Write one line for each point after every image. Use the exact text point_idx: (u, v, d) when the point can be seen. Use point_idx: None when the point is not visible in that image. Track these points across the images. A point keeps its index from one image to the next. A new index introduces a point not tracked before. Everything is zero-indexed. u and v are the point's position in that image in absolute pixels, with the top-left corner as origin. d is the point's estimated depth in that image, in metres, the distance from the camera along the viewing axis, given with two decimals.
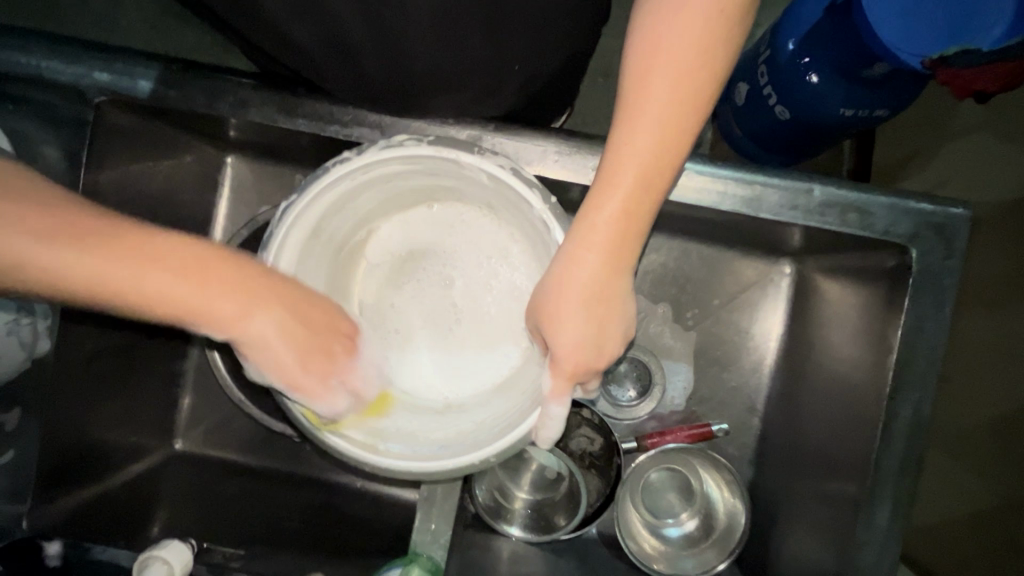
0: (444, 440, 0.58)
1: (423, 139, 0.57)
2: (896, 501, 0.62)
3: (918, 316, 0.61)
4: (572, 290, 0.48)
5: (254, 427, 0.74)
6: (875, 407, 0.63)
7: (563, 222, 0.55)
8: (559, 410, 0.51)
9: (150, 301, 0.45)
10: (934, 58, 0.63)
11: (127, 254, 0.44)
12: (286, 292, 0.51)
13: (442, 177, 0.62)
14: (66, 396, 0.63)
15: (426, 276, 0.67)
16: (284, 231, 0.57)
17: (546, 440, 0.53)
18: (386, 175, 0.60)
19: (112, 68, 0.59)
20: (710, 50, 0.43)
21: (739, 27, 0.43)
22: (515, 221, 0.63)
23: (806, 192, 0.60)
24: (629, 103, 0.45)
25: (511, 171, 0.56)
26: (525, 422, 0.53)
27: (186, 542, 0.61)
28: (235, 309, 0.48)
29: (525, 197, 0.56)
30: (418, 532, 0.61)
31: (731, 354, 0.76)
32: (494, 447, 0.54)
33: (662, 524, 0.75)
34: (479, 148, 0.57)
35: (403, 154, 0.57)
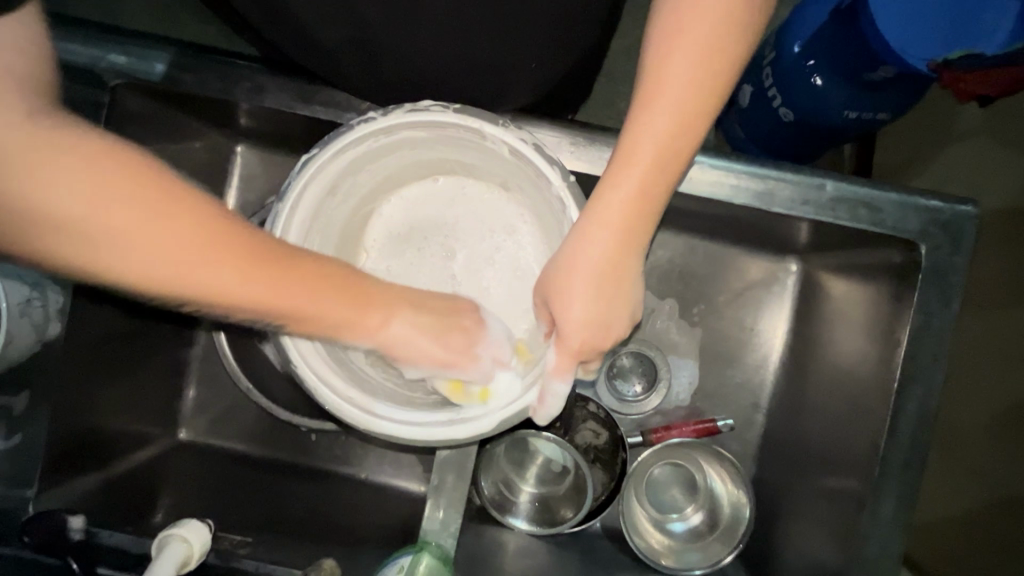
0: (436, 404, 0.58)
1: (449, 106, 0.57)
2: (902, 496, 0.63)
3: (925, 312, 0.61)
4: (583, 266, 0.49)
5: (261, 416, 0.75)
6: (880, 402, 0.64)
7: (579, 201, 0.55)
8: (562, 387, 0.52)
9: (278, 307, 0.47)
10: (939, 62, 0.64)
11: (169, 224, 0.42)
12: (351, 279, 0.51)
13: (461, 152, 0.62)
14: (74, 380, 0.62)
15: (429, 249, 0.67)
16: (302, 181, 0.57)
17: (544, 418, 0.53)
18: (408, 139, 0.60)
19: (128, 51, 0.59)
20: (728, 37, 0.44)
21: (758, 15, 0.44)
22: (528, 198, 0.63)
23: (818, 187, 0.61)
24: (649, 84, 0.45)
25: (533, 145, 0.56)
26: (526, 397, 0.55)
27: (205, 521, 0.61)
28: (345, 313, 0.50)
29: (544, 171, 0.56)
30: (427, 520, 0.61)
31: (737, 350, 0.77)
32: (488, 418, 0.54)
33: (666, 520, 0.75)
34: (503, 121, 0.57)
35: (424, 118, 0.57)
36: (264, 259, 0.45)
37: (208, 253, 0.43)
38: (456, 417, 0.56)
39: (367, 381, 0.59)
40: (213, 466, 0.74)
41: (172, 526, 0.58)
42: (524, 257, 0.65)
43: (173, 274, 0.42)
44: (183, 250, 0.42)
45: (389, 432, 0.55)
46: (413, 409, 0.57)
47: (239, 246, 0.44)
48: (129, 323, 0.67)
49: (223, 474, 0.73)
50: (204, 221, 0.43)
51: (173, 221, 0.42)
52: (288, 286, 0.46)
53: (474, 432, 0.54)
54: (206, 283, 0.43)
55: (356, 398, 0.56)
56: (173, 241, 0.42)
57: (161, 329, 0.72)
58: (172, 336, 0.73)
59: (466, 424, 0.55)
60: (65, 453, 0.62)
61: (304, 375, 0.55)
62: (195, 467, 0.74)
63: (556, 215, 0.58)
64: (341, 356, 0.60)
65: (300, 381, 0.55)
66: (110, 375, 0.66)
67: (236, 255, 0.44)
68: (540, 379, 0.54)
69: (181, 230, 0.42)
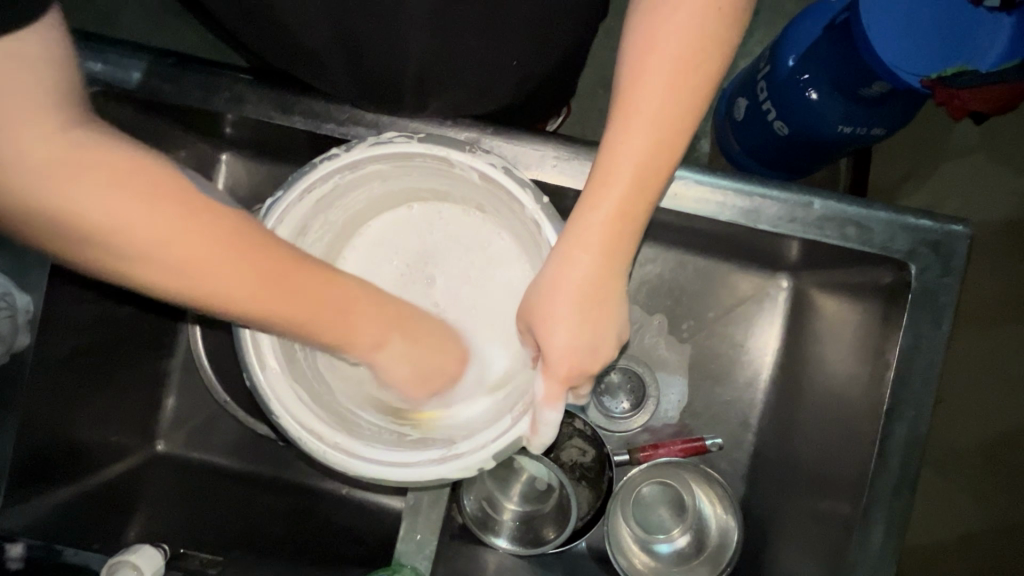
0: (430, 441, 0.56)
1: (413, 136, 0.57)
2: (892, 523, 0.61)
3: (915, 333, 0.60)
4: (565, 290, 0.47)
5: (240, 428, 0.74)
6: (871, 425, 0.63)
7: (554, 221, 0.54)
8: (553, 417, 0.50)
9: (297, 323, 0.45)
10: (933, 79, 0.63)
11: (191, 217, 0.41)
12: (357, 304, 0.49)
13: (435, 178, 0.62)
14: (49, 392, 0.61)
15: (418, 282, 0.66)
16: (270, 226, 0.56)
17: (539, 448, 0.51)
18: (374, 174, 0.60)
19: (106, 60, 0.59)
20: (702, 50, 0.43)
21: (733, 29, 0.43)
22: (505, 221, 0.62)
23: (806, 205, 0.60)
24: (621, 104, 0.45)
25: (502, 168, 0.56)
26: (519, 427, 0.52)
27: (158, 547, 0.59)
28: (366, 332, 0.50)
29: (516, 194, 0.56)
30: (402, 541, 0.59)
31: (725, 367, 0.75)
32: (489, 450, 0.52)
33: (653, 540, 0.73)
34: (470, 146, 0.57)
35: (389, 151, 0.57)
36: (274, 269, 0.44)
37: (220, 254, 0.41)
38: (449, 452, 0.53)
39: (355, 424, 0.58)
40: (191, 480, 0.73)
41: (122, 552, 0.57)
42: (508, 284, 0.64)
43: (179, 267, 0.40)
44: (193, 247, 0.40)
45: (383, 475, 0.52)
46: (401, 446, 0.55)
47: (253, 251, 0.43)
48: (106, 332, 0.66)
49: (201, 489, 0.72)
50: (228, 222, 0.42)
51: (199, 218, 0.41)
52: (284, 303, 0.44)
53: (472, 467, 0.52)
54: (210, 282, 0.41)
55: (344, 443, 0.54)
56: (184, 235, 0.40)
57: (141, 339, 0.71)
58: (152, 345, 0.72)
59: (456, 461, 0.52)
60: (36, 465, 0.61)
61: (290, 426, 0.54)
62: (173, 480, 0.73)
63: (533, 236, 0.57)
64: (326, 405, 0.58)
65: (287, 434, 0.54)
66: (88, 384, 0.65)
67: (252, 260, 0.42)
68: (531, 408, 0.52)
69: (203, 226, 0.41)
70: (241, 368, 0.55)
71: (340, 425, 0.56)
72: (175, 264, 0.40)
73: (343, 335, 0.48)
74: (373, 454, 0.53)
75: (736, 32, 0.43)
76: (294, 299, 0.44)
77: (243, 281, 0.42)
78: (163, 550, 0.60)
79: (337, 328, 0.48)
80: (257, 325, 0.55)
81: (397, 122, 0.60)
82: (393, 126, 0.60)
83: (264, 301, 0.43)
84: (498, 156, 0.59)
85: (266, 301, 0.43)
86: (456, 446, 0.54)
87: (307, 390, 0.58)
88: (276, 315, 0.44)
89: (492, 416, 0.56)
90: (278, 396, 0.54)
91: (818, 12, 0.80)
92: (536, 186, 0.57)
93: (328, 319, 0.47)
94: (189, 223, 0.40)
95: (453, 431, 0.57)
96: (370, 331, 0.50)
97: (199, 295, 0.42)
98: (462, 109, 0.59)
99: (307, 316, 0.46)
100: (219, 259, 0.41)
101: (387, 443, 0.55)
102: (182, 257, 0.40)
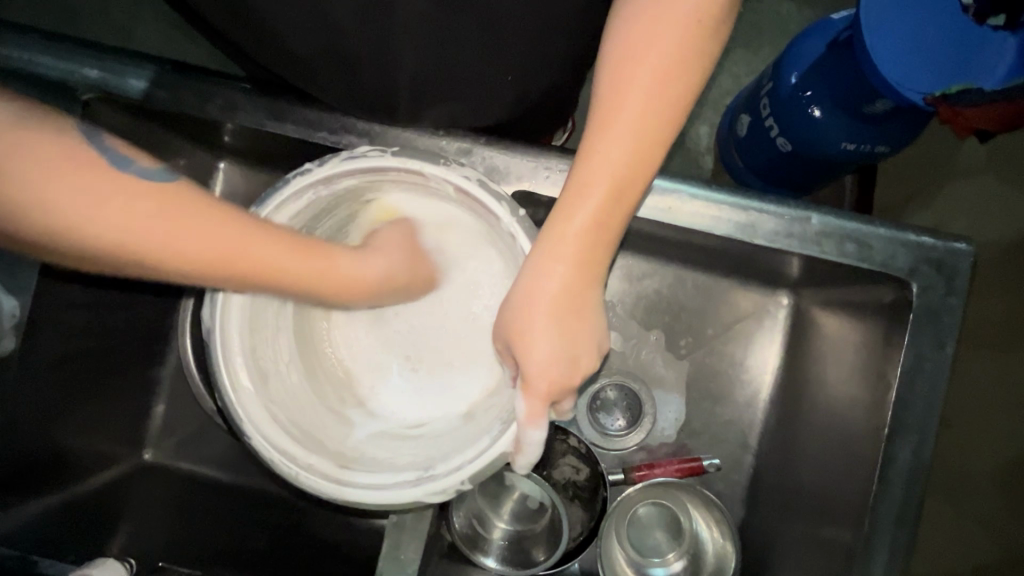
0: (407, 464, 0.55)
1: (386, 151, 0.56)
2: (895, 553, 0.58)
3: (918, 355, 0.58)
4: (540, 302, 0.46)
5: (231, 443, 0.73)
6: (872, 449, 0.61)
7: (531, 234, 0.54)
8: (536, 434, 0.49)
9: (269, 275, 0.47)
10: (937, 96, 0.62)
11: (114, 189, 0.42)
12: (290, 263, 0.47)
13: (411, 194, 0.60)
14: (35, 399, 0.61)
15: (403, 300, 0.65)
16: None
17: (524, 466, 0.50)
18: (350, 193, 0.59)
19: (105, 66, 0.59)
20: (684, 60, 0.42)
21: (721, 39, 0.43)
22: (483, 235, 0.60)
23: (803, 220, 0.59)
24: (600, 116, 0.44)
25: (476, 182, 0.55)
26: (497, 447, 0.50)
27: (123, 563, 0.58)
28: (341, 278, 0.51)
29: (491, 208, 0.55)
30: (385, 559, 0.58)
31: (724, 386, 0.74)
32: (464, 472, 0.50)
33: (649, 564, 0.71)
34: (444, 160, 0.56)
35: (362, 165, 0.56)
36: (206, 236, 0.44)
37: (145, 227, 0.42)
38: (424, 474, 0.52)
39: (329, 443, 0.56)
40: (178, 489, 0.72)
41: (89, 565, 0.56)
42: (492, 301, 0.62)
43: (108, 243, 0.41)
44: (136, 215, 0.42)
45: (359, 499, 0.51)
46: (378, 469, 0.54)
47: (186, 219, 0.43)
48: (98, 339, 0.66)
49: (189, 497, 0.72)
50: (178, 195, 0.44)
51: (121, 194, 0.42)
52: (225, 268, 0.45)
53: (448, 490, 0.50)
54: (132, 250, 0.42)
55: (317, 466, 0.53)
56: (113, 212, 0.41)
57: (130, 346, 0.70)
58: (142, 351, 0.72)
59: (428, 485, 0.51)
60: (18, 469, 0.60)
61: (264, 448, 0.52)
62: (159, 488, 0.72)
63: (511, 250, 0.56)
64: (301, 424, 0.56)
65: (257, 454, 0.52)
66: (76, 390, 0.65)
67: (179, 225, 0.43)
68: (514, 425, 0.50)
69: (133, 195, 0.43)
70: (214, 389, 0.54)
71: (315, 447, 0.55)
72: (96, 237, 0.41)
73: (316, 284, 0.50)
74: (348, 475, 0.52)
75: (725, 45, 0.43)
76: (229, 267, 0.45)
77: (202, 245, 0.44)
78: (129, 566, 0.58)
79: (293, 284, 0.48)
80: (229, 347, 0.54)
81: (389, 133, 0.59)
82: (384, 137, 0.59)
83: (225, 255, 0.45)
84: (492, 167, 0.59)
85: (192, 269, 0.44)
86: (432, 469, 0.52)
87: (282, 408, 0.56)
88: (208, 277, 0.45)
89: (470, 435, 0.55)
90: (250, 417, 0.53)
91: (820, 30, 0.80)
92: (513, 199, 0.56)
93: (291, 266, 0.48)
94: (113, 200, 0.42)
95: (432, 451, 0.56)
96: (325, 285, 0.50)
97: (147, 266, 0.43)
98: (457, 121, 0.59)
99: (244, 283, 0.46)
100: (147, 227, 0.42)
101: (363, 465, 0.54)
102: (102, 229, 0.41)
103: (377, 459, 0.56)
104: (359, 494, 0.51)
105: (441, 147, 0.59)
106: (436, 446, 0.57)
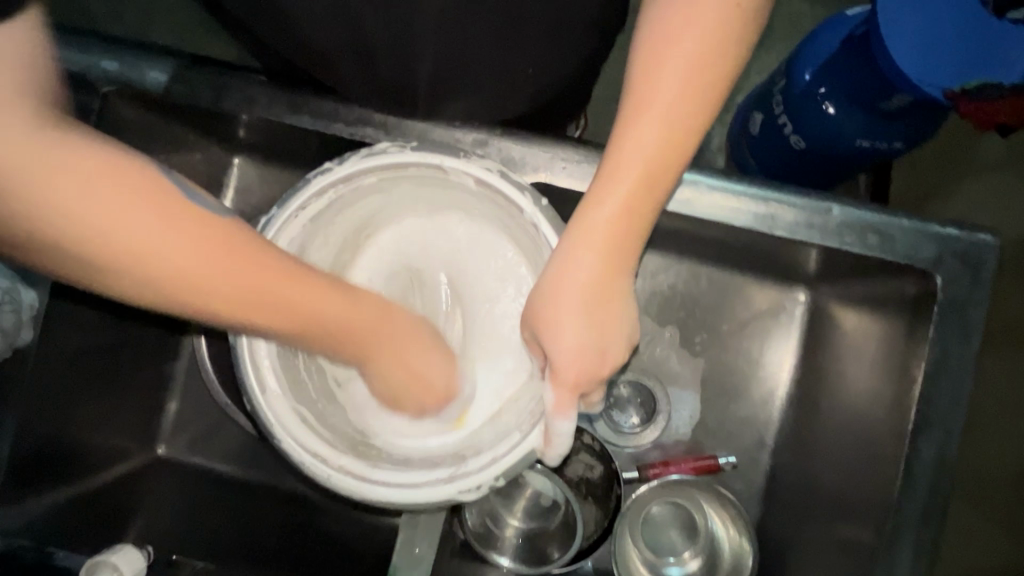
0: (437, 462, 0.54)
1: (406, 145, 0.55)
2: (918, 553, 0.57)
3: (942, 348, 0.57)
4: (569, 293, 0.46)
5: (242, 436, 0.73)
6: (894, 444, 0.60)
7: (554, 223, 0.54)
8: (566, 426, 0.48)
9: (311, 323, 0.44)
10: (956, 90, 0.62)
11: (160, 214, 0.37)
12: (323, 306, 0.44)
13: (432, 189, 0.60)
14: (54, 394, 0.61)
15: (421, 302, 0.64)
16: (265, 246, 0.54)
17: (554, 459, 0.49)
18: (369, 188, 0.58)
19: (122, 59, 0.60)
20: (719, 45, 0.42)
21: (752, 24, 0.42)
22: (506, 230, 0.60)
23: (824, 212, 0.58)
24: (633, 103, 0.43)
25: (498, 173, 0.55)
26: (530, 440, 0.50)
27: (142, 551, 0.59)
28: (377, 331, 0.48)
29: (515, 199, 0.54)
30: (399, 553, 0.57)
31: (741, 383, 0.72)
32: (497, 467, 0.50)
33: (663, 563, 0.69)
34: (464, 152, 0.56)
35: (383, 162, 0.55)
36: (244, 266, 0.39)
37: (145, 210, 0.36)
38: (457, 471, 0.51)
39: (355, 442, 0.56)
40: (191, 485, 0.72)
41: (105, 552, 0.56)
42: (512, 299, 0.62)
43: (147, 269, 0.36)
44: (176, 249, 0.37)
45: (389, 498, 0.50)
46: (408, 468, 0.53)
47: (244, 254, 0.40)
48: (112, 333, 0.66)
49: (201, 493, 0.71)
50: (226, 232, 0.40)
51: (175, 221, 0.37)
52: (263, 312, 0.41)
53: (480, 485, 0.50)
54: (174, 273, 0.37)
55: (350, 466, 0.52)
56: (156, 233, 0.36)
57: (144, 341, 0.70)
58: (156, 349, 0.72)
59: (460, 484, 0.50)
60: (35, 465, 0.60)
61: (291, 449, 0.52)
62: (173, 484, 0.72)
63: (535, 243, 0.55)
64: (328, 425, 0.56)
65: (288, 457, 0.52)
66: (90, 384, 0.65)
67: (226, 256, 0.39)
68: (542, 419, 0.50)
69: (176, 225, 0.37)
70: (241, 392, 0.54)
71: (345, 448, 0.54)
72: (138, 261, 0.36)
73: (348, 334, 0.46)
74: (380, 476, 0.51)
75: (752, 35, 0.42)
76: (264, 304, 0.41)
77: (237, 283, 0.39)
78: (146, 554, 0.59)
79: (325, 337, 0.45)
80: (255, 345, 0.54)
81: (404, 124, 0.59)
82: (399, 127, 0.59)
83: (280, 297, 0.41)
84: (507, 158, 0.58)
85: (233, 302, 0.39)
86: (465, 465, 0.52)
87: (309, 409, 0.56)
88: (241, 315, 0.40)
89: (498, 433, 0.54)
90: (278, 417, 0.53)
91: (834, 26, 0.79)
92: (535, 190, 0.56)
93: (326, 312, 0.44)
94: (161, 218, 0.37)
95: (462, 448, 0.55)
96: (348, 332, 0.46)
97: (176, 305, 0.39)
98: (474, 114, 0.59)
99: (278, 317, 0.42)
100: (187, 252, 0.37)
101: (394, 464, 0.54)
102: (144, 251, 0.36)
103: (405, 458, 0.55)
104: (384, 496, 0.50)
105: (457, 138, 0.59)
106: (462, 445, 0.56)
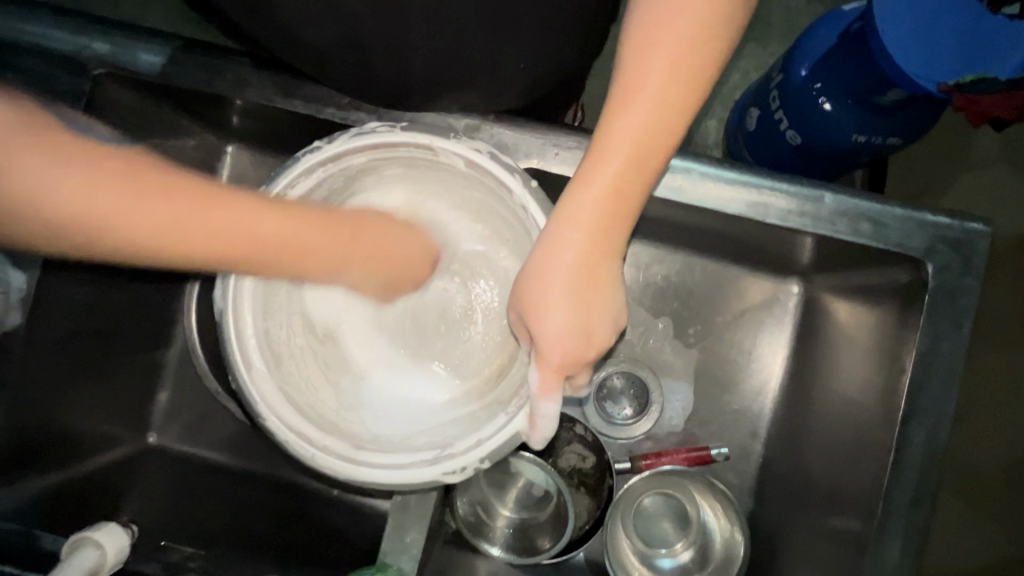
0: (422, 444, 0.54)
1: (395, 125, 0.55)
2: (909, 542, 0.57)
3: (934, 336, 0.57)
4: (557, 272, 0.46)
5: (234, 424, 0.73)
6: (885, 433, 0.59)
7: (542, 205, 0.53)
8: (552, 408, 0.48)
9: (303, 253, 0.47)
10: (951, 84, 0.61)
11: (130, 183, 0.39)
12: (313, 236, 0.47)
13: (423, 173, 0.60)
14: (42, 378, 0.61)
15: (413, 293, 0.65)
16: None
17: (538, 442, 0.49)
18: (358, 169, 0.58)
19: (113, 41, 0.59)
20: (708, 26, 0.41)
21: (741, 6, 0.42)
22: (496, 218, 0.60)
23: (816, 199, 0.58)
24: (624, 84, 0.43)
25: (488, 154, 0.54)
26: (514, 423, 0.49)
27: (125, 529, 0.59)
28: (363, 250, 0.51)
29: (504, 180, 0.54)
30: (388, 539, 0.57)
31: (734, 375, 0.72)
32: (482, 449, 0.50)
33: (656, 554, 0.70)
34: (454, 134, 0.55)
35: (372, 141, 0.55)
36: (225, 215, 0.42)
37: (152, 205, 0.40)
38: (442, 453, 0.51)
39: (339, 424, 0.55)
40: (182, 473, 0.72)
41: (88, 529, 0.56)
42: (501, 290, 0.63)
43: (137, 236, 0.40)
44: (159, 214, 0.40)
45: (373, 477, 0.50)
46: (394, 450, 0.53)
47: (222, 204, 0.42)
48: (102, 317, 0.66)
49: (192, 481, 0.71)
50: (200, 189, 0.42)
51: (146, 188, 0.40)
52: (257, 256, 0.44)
53: (465, 465, 0.49)
54: (163, 239, 0.40)
55: (333, 446, 0.52)
56: (132, 200, 0.39)
57: (135, 328, 0.70)
58: (148, 335, 0.72)
59: (442, 466, 0.50)
60: (22, 450, 0.59)
61: (276, 427, 0.52)
62: (165, 471, 0.72)
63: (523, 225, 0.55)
64: (314, 407, 0.56)
65: (271, 436, 0.52)
66: (80, 368, 0.64)
67: (210, 208, 0.42)
68: (528, 402, 0.49)
69: (149, 190, 0.40)
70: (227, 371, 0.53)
71: (331, 429, 0.54)
72: (126, 232, 0.39)
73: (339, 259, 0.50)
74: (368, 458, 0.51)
75: (742, 14, 0.42)
76: (257, 244, 0.44)
77: (224, 231, 0.42)
78: (130, 531, 0.60)
79: (321, 264, 0.48)
80: (241, 324, 0.53)
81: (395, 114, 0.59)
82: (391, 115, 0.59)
83: (267, 234, 0.44)
84: (500, 143, 0.58)
85: (224, 253, 0.43)
86: (449, 447, 0.51)
87: (296, 391, 0.56)
88: (234, 260, 0.44)
89: (483, 416, 0.54)
90: (263, 396, 0.52)
91: (831, 21, 0.79)
92: (524, 171, 0.55)
93: (317, 246, 0.47)
94: (136, 189, 0.39)
95: (447, 431, 0.55)
96: (333, 255, 0.49)
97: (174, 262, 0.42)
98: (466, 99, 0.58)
99: (274, 257, 0.45)
100: (168, 213, 0.40)
101: (379, 446, 0.53)
102: (128, 221, 0.39)
103: (390, 440, 0.55)
104: (368, 476, 0.50)
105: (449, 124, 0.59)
106: (448, 427, 0.56)
